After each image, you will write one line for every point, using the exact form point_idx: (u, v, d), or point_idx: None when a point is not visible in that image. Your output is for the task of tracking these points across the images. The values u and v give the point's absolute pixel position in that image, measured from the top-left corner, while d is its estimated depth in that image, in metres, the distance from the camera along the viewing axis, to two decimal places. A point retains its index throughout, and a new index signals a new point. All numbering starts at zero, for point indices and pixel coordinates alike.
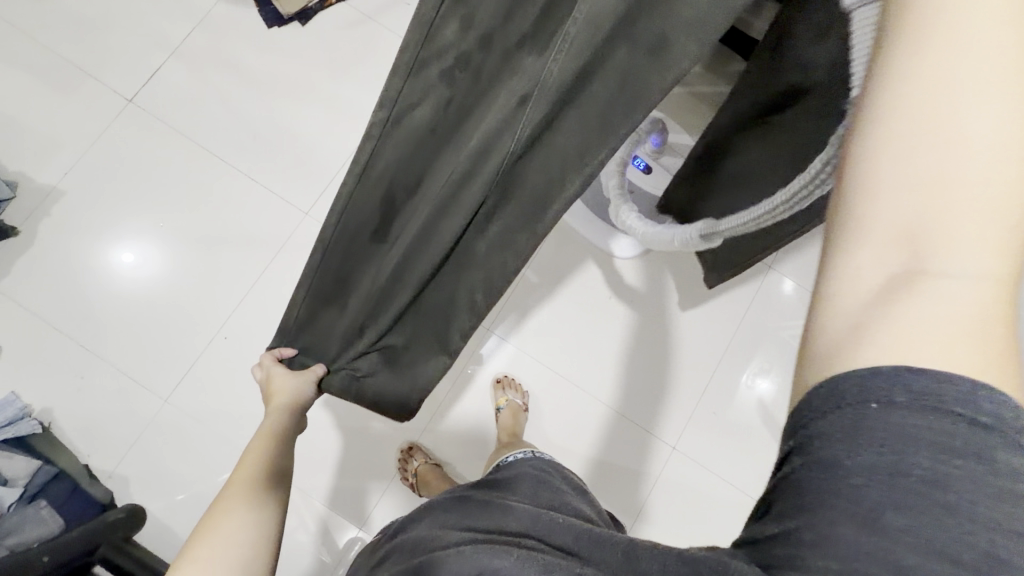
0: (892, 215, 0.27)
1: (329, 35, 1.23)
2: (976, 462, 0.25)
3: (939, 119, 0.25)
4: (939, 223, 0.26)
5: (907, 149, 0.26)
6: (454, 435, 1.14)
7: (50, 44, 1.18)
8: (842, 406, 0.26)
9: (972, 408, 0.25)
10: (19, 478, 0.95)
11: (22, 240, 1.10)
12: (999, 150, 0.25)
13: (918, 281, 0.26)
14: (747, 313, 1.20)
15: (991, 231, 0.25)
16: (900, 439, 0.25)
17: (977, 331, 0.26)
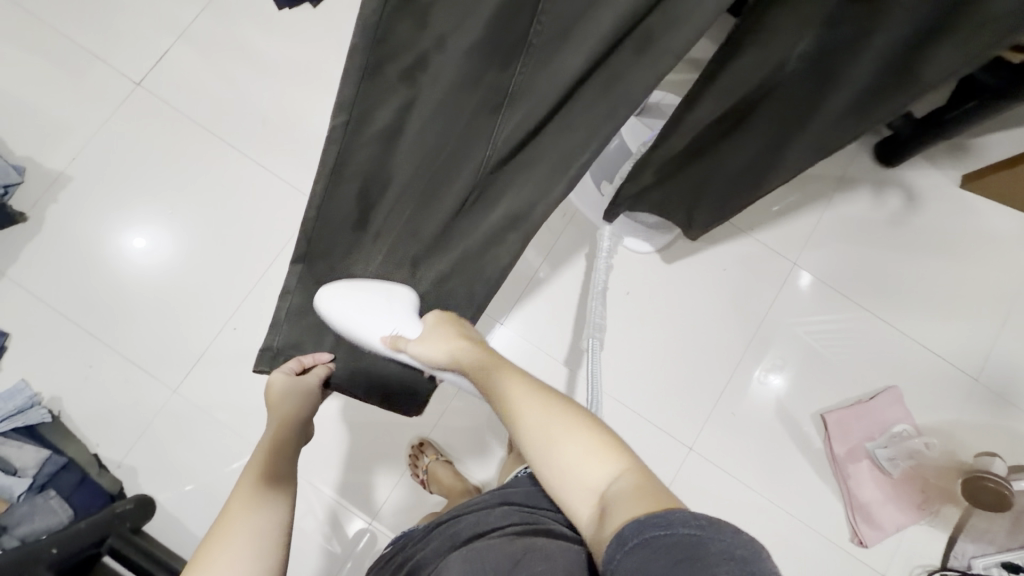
0: (568, 485, 0.47)
1: (340, 18, 1.19)
2: (710, 544, 0.35)
3: (540, 436, 0.50)
4: (575, 474, 0.47)
5: (539, 450, 0.50)
6: (464, 430, 1.12)
7: (55, 25, 1.15)
8: (621, 547, 0.38)
9: (688, 530, 0.37)
10: (28, 467, 0.95)
11: (30, 226, 1.09)
12: (566, 425, 0.49)
13: (604, 501, 0.44)
14: (769, 311, 1.15)
15: (593, 447, 0.48)
16: (654, 546, 0.37)
17: (639, 490, 0.43)
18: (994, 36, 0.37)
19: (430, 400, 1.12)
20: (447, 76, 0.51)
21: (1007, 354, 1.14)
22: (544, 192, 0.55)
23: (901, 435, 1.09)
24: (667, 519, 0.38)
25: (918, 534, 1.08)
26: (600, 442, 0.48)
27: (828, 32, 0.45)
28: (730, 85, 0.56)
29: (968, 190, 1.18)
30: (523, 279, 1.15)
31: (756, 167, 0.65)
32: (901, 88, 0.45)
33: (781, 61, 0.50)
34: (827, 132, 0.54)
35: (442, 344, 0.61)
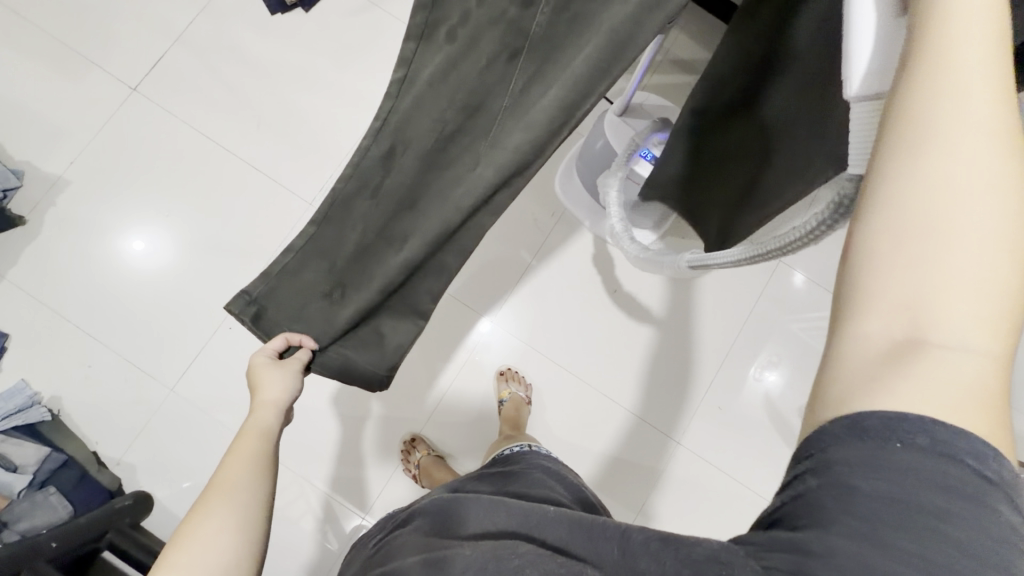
0: (892, 284, 0.26)
1: (333, 23, 1.21)
2: (997, 511, 0.24)
3: (938, 194, 0.26)
4: (937, 291, 0.25)
5: (887, 224, 0.27)
6: (455, 425, 1.14)
7: (53, 33, 1.17)
8: (864, 439, 0.26)
9: (979, 473, 0.25)
10: (28, 465, 0.97)
11: (30, 229, 1.11)
12: (1000, 227, 0.25)
13: (919, 345, 0.26)
14: (757, 306, 1.17)
15: (988, 277, 0.25)
16: (919, 478, 0.25)
17: (982, 395, 0.25)
18: None
19: (422, 396, 1.14)
20: (478, 32, 0.48)
21: None
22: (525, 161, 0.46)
23: None
24: (954, 447, 0.25)
25: None
26: (1012, 297, 0.25)
27: None
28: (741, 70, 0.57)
29: None
30: (513, 278, 1.17)
31: None
32: None
33: None
34: None
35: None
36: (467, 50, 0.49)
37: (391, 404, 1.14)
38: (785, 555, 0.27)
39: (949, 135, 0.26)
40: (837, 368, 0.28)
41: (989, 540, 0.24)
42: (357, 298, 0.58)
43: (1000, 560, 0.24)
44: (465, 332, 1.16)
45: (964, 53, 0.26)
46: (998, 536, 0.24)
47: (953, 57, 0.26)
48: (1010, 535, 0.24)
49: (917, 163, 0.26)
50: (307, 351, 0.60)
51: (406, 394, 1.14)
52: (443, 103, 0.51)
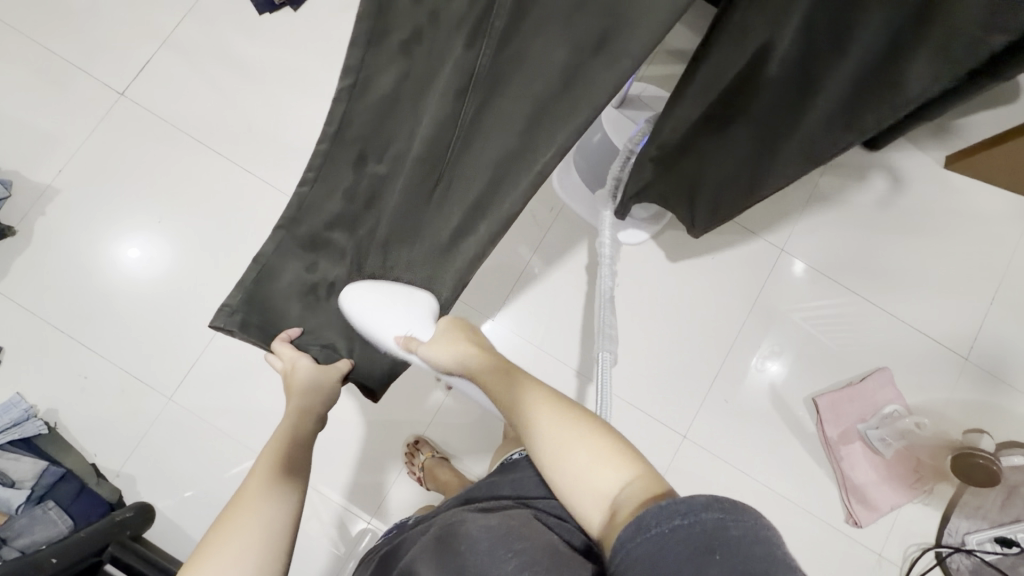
0: (577, 492, 0.47)
1: (322, 20, 1.19)
2: (731, 529, 0.35)
3: (551, 436, 0.51)
4: (584, 469, 0.48)
5: (550, 455, 0.50)
6: (458, 425, 1.13)
7: (37, 38, 1.15)
8: (640, 526, 0.37)
9: (715, 510, 0.35)
10: (25, 479, 0.95)
11: (19, 240, 1.09)
12: (577, 428, 0.51)
13: (613, 504, 0.44)
14: (760, 295, 1.16)
15: (604, 452, 0.48)
16: (671, 538, 0.35)
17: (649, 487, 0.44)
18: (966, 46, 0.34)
19: (424, 397, 1.13)
20: (439, 41, 0.45)
21: (997, 332, 1.15)
22: (510, 182, 0.47)
23: (891, 415, 1.10)
24: (684, 504, 0.36)
25: (913, 513, 1.09)
26: (614, 441, 0.49)
27: (805, 33, 0.44)
28: (714, 72, 0.56)
29: (953, 170, 1.19)
30: (512, 275, 1.16)
31: (755, 163, 0.62)
32: (882, 102, 0.43)
33: (765, 60, 0.49)
34: (808, 139, 0.52)
35: (455, 355, 0.65)
36: (422, 78, 0.48)
37: (392, 407, 1.12)
38: None
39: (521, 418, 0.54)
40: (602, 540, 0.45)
41: (744, 546, 0.34)
42: (350, 290, 0.64)
43: (746, 562, 0.33)
44: None
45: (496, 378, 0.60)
46: (738, 549, 0.34)
47: (502, 388, 0.58)
48: (751, 550, 0.34)
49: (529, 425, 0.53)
50: (347, 363, 0.71)
51: (407, 397, 1.13)
52: (400, 120, 0.50)
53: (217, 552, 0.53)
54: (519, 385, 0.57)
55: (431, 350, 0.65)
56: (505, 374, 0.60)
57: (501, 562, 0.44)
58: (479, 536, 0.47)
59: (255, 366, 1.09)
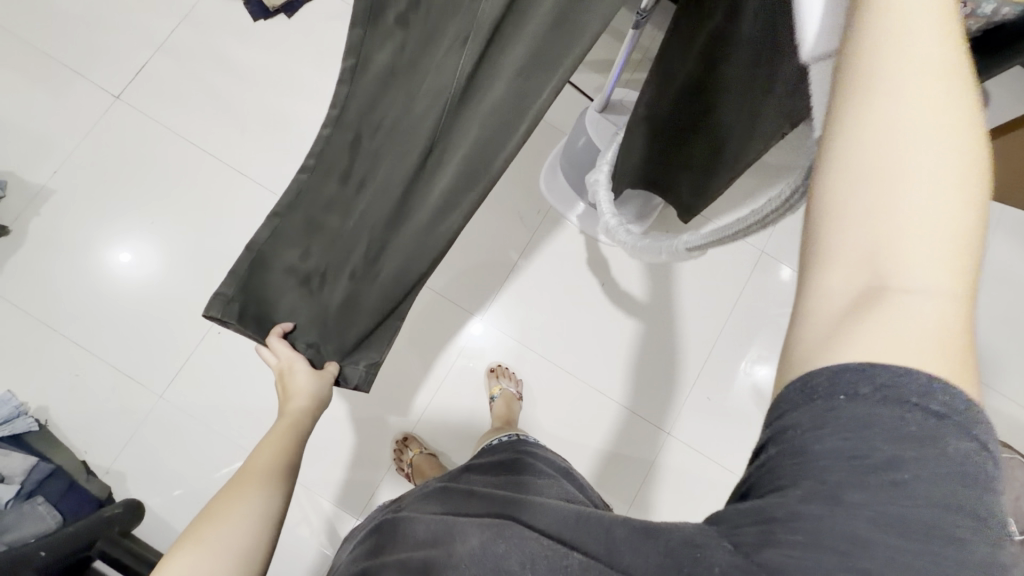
0: (844, 238, 0.28)
1: (315, 27, 1.22)
2: (945, 443, 0.25)
3: (881, 145, 0.27)
4: (891, 237, 0.27)
5: (854, 164, 0.27)
6: (447, 423, 1.15)
7: (35, 42, 1.17)
8: (814, 397, 0.27)
9: (928, 413, 0.25)
10: (15, 475, 0.94)
11: (14, 239, 1.10)
12: (939, 157, 0.27)
13: (881, 293, 0.26)
14: (742, 295, 1.20)
15: (947, 232, 0.26)
16: (862, 436, 0.26)
17: (945, 336, 0.26)
18: None
19: (414, 395, 1.14)
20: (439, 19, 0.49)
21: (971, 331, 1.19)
22: (490, 146, 0.49)
23: None
24: (895, 380, 0.26)
25: None
26: (968, 230, 0.26)
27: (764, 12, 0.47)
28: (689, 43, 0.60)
29: None
30: (501, 277, 1.18)
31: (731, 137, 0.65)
32: None
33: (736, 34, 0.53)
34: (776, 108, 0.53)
35: None
36: (423, 45, 0.52)
37: (382, 405, 1.14)
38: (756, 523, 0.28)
39: (896, 80, 0.27)
40: (807, 317, 0.29)
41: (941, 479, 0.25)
42: (335, 284, 0.67)
43: (943, 497, 0.25)
44: (456, 332, 1.17)
45: (886, 7, 0.28)
46: (943, 469, 0.25)
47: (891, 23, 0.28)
48: (956, 467, 0.25)
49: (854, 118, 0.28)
50: (335, 367, 0.70)
51: (396, 396, 1.14)
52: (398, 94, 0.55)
53: (206, 538, 0.53)
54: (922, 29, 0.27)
55: None
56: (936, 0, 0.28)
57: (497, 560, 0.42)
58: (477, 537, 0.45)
59: (246, 364, 1.11)
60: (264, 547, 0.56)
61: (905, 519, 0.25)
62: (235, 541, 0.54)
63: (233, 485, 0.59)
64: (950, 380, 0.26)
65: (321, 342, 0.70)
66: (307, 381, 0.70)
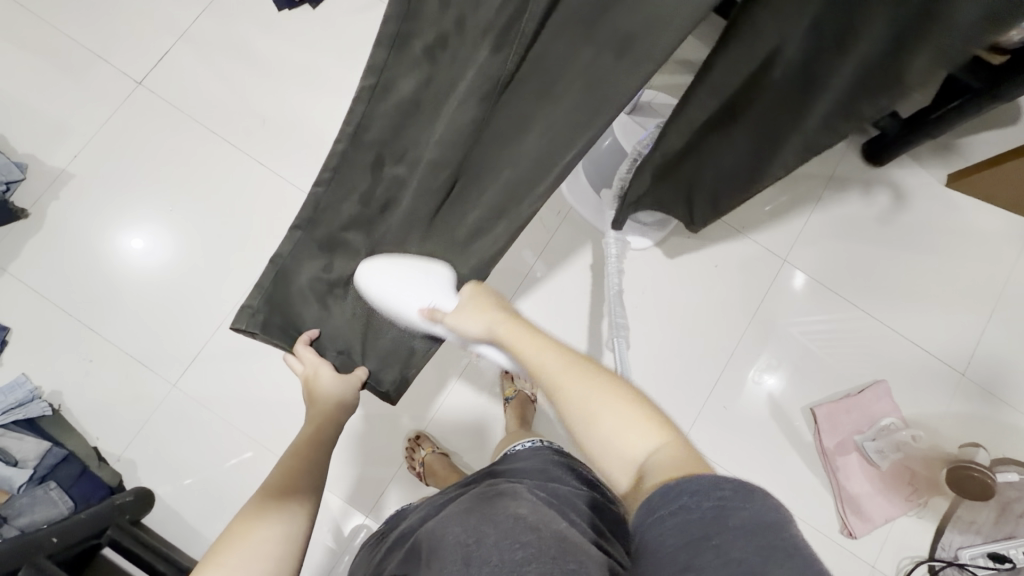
0: (607, 455, 0.46)
1: (339, 20, 1.21)
2: (740, 511, 0.35)
3: (581, 403, 0.48)
4: (617, 439, 0.46)
5: (577, 422, 0.48)
6: (458, 423, 1.13)
7: (59, 25, 1.17)
8: (643, 521, 0.39)
9: (715, 500, 0.36)
10: (28, 459, 0.95)
11: (32, 224, 1.10)
12: (604, 393, 0.48)
13: (643, 470, 0.43)
14: (761, 305, 1.17)
15: (635, 415, 0.46)
16: (678, 524, 0.36)
17: (680, 464, 0.42)
18: (966, 32, 0.36)
19: (425, 393, 1.13)
20: (462, 62, 0.50)
21: (993, 349, 1.17)
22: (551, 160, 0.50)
23: (888, 428, 1.11)
24: (694, 486, 0.38)
25: (906, 526, 1.10)
26: (644, 409, 0.47)
27: (816, 33, 0.45)
28: (716, 86, 0.57)
29: (954, 188, 1.21)
30: (517, 278, 1.17)
31: (753, 161, 0.64)
32: (884, 92, 0.46)
33: (774, 57, 0.49)
34: (812, 135, 0.55)
35: (480, 319, 0.58)
36: (449, 83, 0.52)
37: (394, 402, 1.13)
38: None
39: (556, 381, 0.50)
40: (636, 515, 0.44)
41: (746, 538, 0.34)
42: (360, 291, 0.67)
43: (747, 550, 0.34)
44: None
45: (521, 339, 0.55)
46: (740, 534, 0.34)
47: (532, 351, 0.53)
48: (758, 531, 0.35)
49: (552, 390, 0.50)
50: (365, 370, 0.72)
51: (409, 394, 1.13)
52: (437, 116, 0.55)
53: (226, 563, 0.52)
54: (545, 346, 0.53)
55: (450, 320, 0.60)
56: (533, 328, 0.56)
57: (507, 552, 0.44)
58: (484, 531, 0.47)
59: (259, 356, 1.10)
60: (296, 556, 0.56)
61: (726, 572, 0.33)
62: (267, 554, 0.54)
63: (251, 510, 0.58)
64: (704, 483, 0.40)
65: (354, 348, 0.71)
66: (333, 383, 0.72)
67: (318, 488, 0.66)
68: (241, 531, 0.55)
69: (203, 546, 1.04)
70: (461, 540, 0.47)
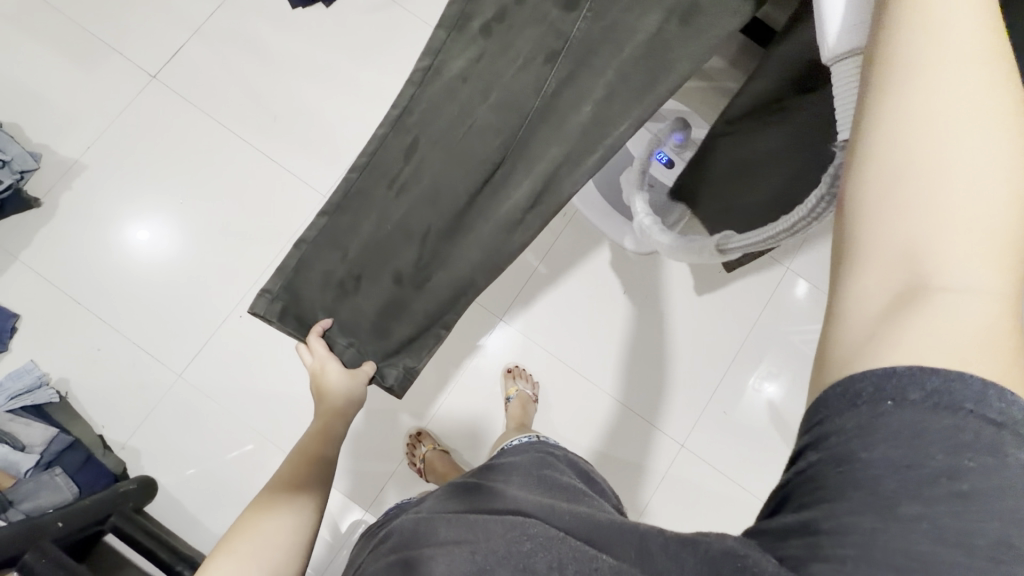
0: (896, 229, 0.29)
1: (353, 20, 1.22)
2: (991, 455, 0.25)
3: (940, 150, 0.28)
4: (938, 233, 0.28)
5: (898, 164, 0.29)
6: (459, 421, 1.14)
7: (76, 18, 1.18)
8: (858, 405, 0.27)
9: (973, 424, 0.25)
10: (35, 444, 0.96)
11: (44, 213, 1.12)
12: (993, 168, 0.27)
13: (918, 287, 0.28)
14: (764, 311, 1.18)
15: (995, 236, 0.27)
16: (904, 437, 0.26)
17: (990, 339, 0.26)
18: None
19: (427, 390, 1.14)
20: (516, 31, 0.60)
21: None
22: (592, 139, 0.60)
23: None
24: (953, 397, 0.26)
25: None
26: (1011, 245, 0.27)
27: None
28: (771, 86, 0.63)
29: None
30: (521, 279, 1.18)
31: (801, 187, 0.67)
32: None
33: None
34: None
35: None
36: (497, 55, 0.61)
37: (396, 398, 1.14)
38: (797, 535, 0.28)
39: (949, 104, 0.29)
40: (840, 329, 0.29)
41: (990, 492, 0.25)
42: (371, 288, 0.67)
43: (992, 507, 0.25)
44: (475, 330, 1.17)
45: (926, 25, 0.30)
46: (993, 478, 0.25)
47: (938, 43, 0.30)
48: (1004, 477, 0.25)
49: (918, 91, 0.29)
50: (372, 367, 0.69)
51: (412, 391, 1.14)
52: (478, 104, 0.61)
53: (237, 548, 0.54)
54: (965, 50, 0.29)
55: None
56: (968, 24, 0.30)
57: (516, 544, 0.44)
58: (495, 526, 0.47)
59: (264, 350, 1.11)
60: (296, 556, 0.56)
61: (955, 537, 0.24)
62: (270, 554, 0.54)
63: (262, 503, 0.60)
64: (996, 381, 0.26)
65: (360, 344, 0.69)
66: (339, 378, 0.69)
67: (326, 485, 0.67)
68: (252, 523, 0.57)
69: (203, 535, 1.05)
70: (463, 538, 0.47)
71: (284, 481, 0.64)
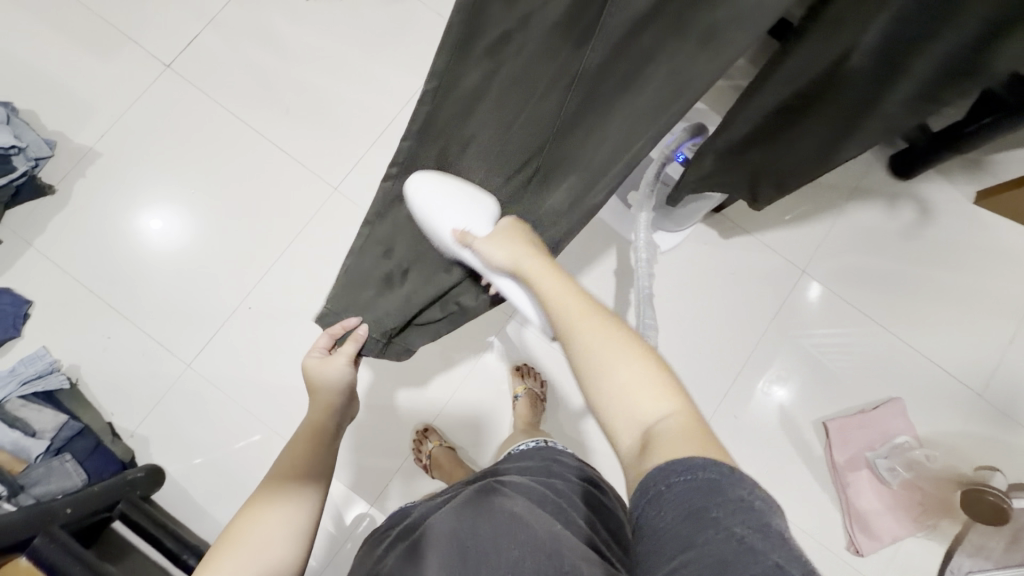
0: (619, 411, 0.44)
1: (366, 10, 1.22)
2: (728, 491, 0.36)
3: (603, 357, 0.46)
4: (628, 401, 0.44)
5: (590, 374, 0.46)
6: (466, 418, 1.14)
7: (92, 7, 1.18)
8: (646, 496, 0.38)
9: (711, 472, 0.37)
10: (45, 431, 0.97)
11: (57, 200, 1.12)
12: (626, 352, 0.46)
13: (649, 434, 0.42)
14: (778, 313, 1.16)
15: (651, 377, 0.45)
16: (676, 498, 0.37)
17: (687, 428, 0.42)
18: None
19: (434, 386, 1.14)
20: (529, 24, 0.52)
21: (1015, 371, 1.14)
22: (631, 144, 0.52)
23: (901, 446, 1.09)
24: (686, 464, 0.38)
25: (912, 546, 1.08)
26: (663, 378, 0.45)
27: (900, 22, 0.45)
28: (795, 71, 0.55)
29: (982, 206, 1.18)
30: None
31: (828, 144, 0.64)
32: (968, 80, 0.47)
33: (850, 48, 0.50)
34: (889, 121, 0.56)
35: (507, 250, 0.57)
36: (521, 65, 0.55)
37: (404, 393, 1.14)
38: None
39: (579, 338, 0.47)
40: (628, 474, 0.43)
41: (739, 515, 0.35)
42: (420, 277, 0.67)
43: (747, 525, 0.34)
44: (484, 327, 1.16)
45: (543, 273, 0.54)
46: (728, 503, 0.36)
47: (554, 286, 0.52)
48: (737, 503, 0.36)
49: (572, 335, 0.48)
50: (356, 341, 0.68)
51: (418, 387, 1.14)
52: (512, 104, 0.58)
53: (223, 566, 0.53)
54: (568, 290, 0.52)
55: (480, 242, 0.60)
56: (556, 271, 0.54)
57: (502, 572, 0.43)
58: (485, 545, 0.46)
59: (272, 342, 1.11)
60: (300, 558, 0.57)
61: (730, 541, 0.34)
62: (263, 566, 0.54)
63: (249, 506, 0.58)
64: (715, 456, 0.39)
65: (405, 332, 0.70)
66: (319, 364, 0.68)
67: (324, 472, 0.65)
68: (239, 533, 0.56)
69: (209, 525, 1.05)
70: (448, 534, 0.50)
71: (274, 476, 0.62)
